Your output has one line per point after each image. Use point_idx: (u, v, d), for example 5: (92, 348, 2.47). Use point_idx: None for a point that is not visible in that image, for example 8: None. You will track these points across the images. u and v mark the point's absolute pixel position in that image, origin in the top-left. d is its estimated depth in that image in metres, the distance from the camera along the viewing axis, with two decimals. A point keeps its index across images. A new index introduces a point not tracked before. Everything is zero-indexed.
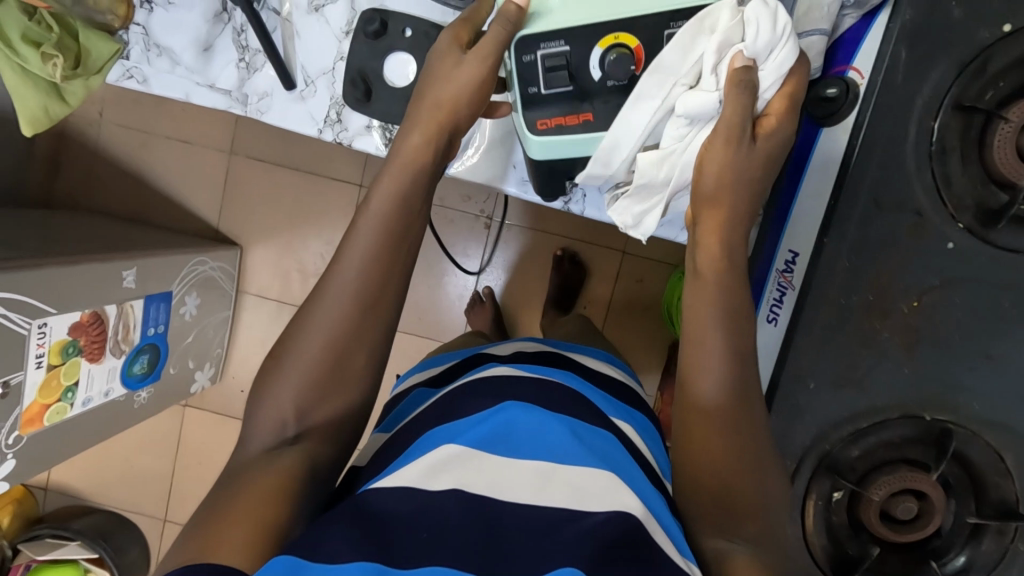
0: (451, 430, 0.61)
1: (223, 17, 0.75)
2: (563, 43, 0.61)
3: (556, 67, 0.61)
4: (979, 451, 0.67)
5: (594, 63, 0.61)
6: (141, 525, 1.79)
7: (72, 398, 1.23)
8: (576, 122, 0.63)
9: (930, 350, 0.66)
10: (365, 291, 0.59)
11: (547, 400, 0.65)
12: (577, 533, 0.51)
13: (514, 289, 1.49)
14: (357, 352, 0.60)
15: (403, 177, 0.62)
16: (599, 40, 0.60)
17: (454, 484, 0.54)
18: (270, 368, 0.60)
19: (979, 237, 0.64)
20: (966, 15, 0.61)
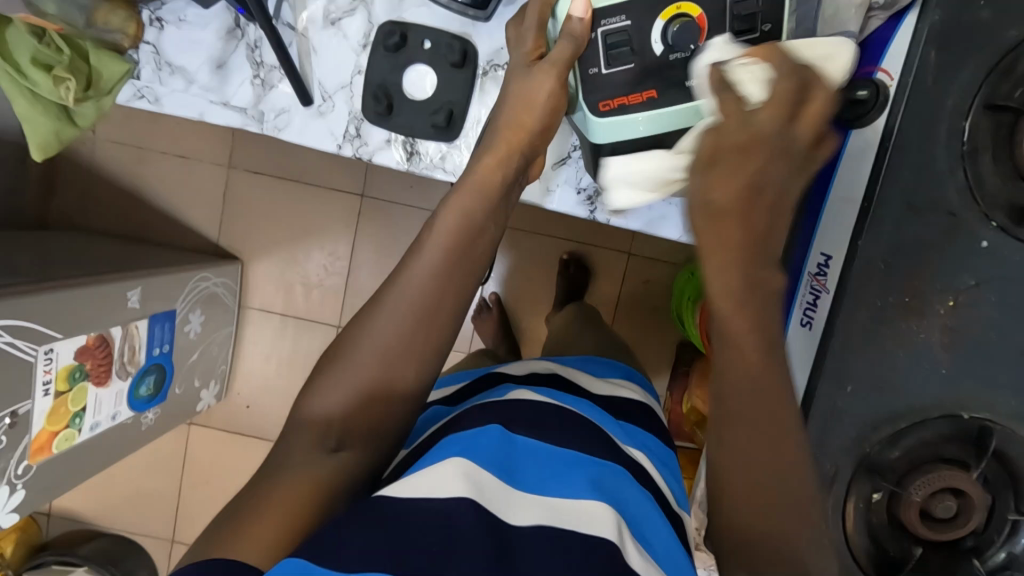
0: (458, 443, 0.59)
1: (237, 33, 0.74)
2: (624, 18, 0.60)
3: (617, 43, 0.61)
4: (1020, 449, 0.67)
5: (656, 37, 0.60)
6: (149, 547, 1.77)
7: (79, 424, 1.20)
8: (640, 100, 0.61)
9: (966, 349, 0.66)
10: (421, 307, 0.61)
11: (556, 429, 0.64)
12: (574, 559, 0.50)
13: (522, 295, 1.49)
14: (407, 364, 0.61)
15: (472, 195, 0.63)
16: (660, 11, 0.59)
17: (465, 493, 0.53)
18: (314, 392, 0.63)
19: (1013, 235, 0.63)
20: (992, 15, 0.61)
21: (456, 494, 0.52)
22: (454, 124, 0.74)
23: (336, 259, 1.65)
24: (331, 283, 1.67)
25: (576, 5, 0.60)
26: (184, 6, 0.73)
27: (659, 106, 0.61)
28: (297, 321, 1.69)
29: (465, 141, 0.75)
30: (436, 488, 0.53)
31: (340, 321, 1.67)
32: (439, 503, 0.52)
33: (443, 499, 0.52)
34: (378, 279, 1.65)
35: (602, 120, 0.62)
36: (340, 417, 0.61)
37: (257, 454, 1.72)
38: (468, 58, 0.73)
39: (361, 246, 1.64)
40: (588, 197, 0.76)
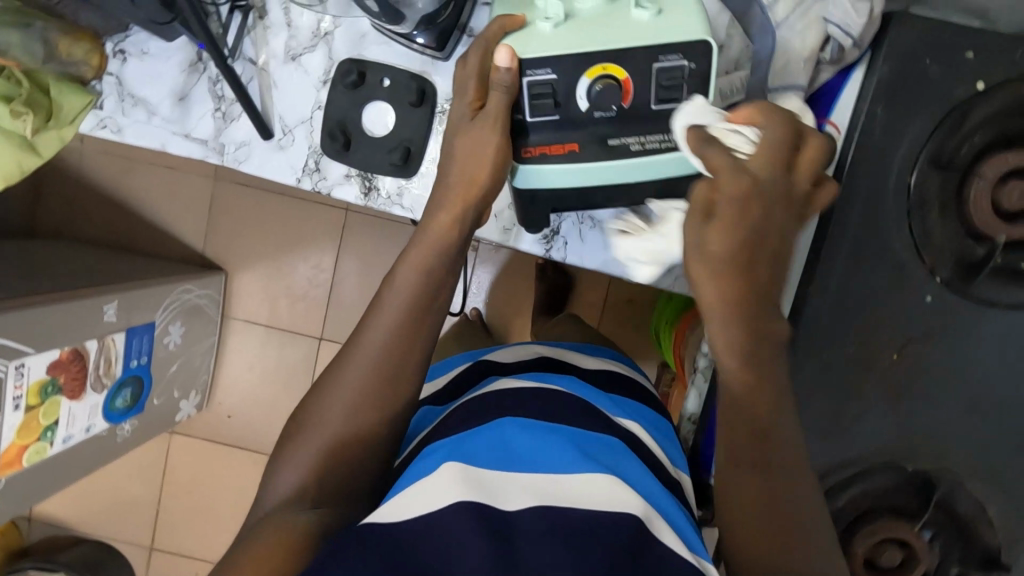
0: (442, 449, 0.56)
1: (199, 67, 0.75)
2: (551, 71, 0.60)
3: (541, 94, 0.61)
4: (967, 500, 0.67)
5: (580, 92, 0.60)
6: (128, 554, 1.69)
7: (51, 437, 1.14)
8: (562, 152, 0.62)
9: (911, 400, 0.66)
10: (387, 345, 0.60)
11: (549, 412, 0.61)
12: (593, 544, 0.47)
13: (512, 314, 1.39)
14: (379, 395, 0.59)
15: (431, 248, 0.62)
16: (587, 69, 0.60)
17: (459, 497, 0.49)
18: (289, 435, 0.60)
19: (957, 290, 0.64)
20: (939, 71, 0.61)
21: (449, 499, 0.49)
22: (411, 162, 0.74)
23: (321, 271, 1.57)
24: (315, 295, 1.58)
25: (500, 55, 0.59)
26: (147, 39, 0.74)
27: (580, 160, 0.62)
28: (281, 333, 1.60)
29: (423, 177, 0.76)
30: (430, 500, 0.50)
31: (322, 333, 1.58)
32: (433, 515, 0.49)
33: (438, 509, 0.49)
34: (362, 291, 1.56)
35: (526, 164, 0.63)
36: (322, 443, 0.58)
37: (237, 467, 1.63)
38: (426, 96, 0.73)
39: (345, 257, 1.55)
40: (545, 237, 0.76)
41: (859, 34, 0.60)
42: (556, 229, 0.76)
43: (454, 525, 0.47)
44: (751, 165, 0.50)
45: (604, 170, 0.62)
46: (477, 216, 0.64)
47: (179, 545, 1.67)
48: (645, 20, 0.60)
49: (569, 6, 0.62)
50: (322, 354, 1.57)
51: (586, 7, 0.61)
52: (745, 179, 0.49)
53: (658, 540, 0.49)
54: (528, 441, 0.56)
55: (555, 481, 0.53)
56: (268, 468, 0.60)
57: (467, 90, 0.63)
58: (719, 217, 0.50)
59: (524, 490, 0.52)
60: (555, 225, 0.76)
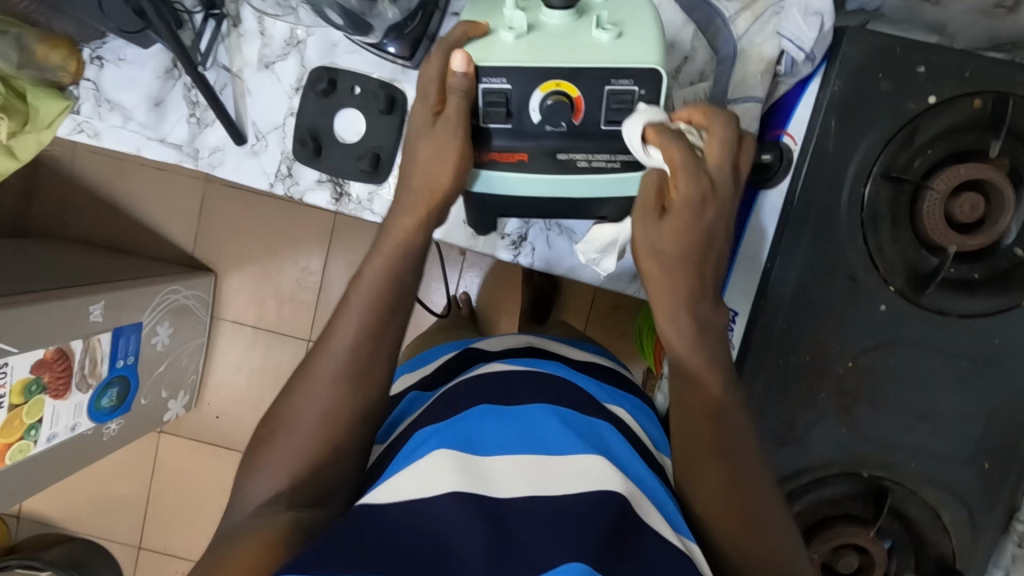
0: (439, 434, 0.56)
1: (174, 73, 0.76)
2: (505, 80, 0.60)
3: (494, 103, 0.61)
4: (918, 507, 0.69)
5: (533, 105, 0.60)
6: (117, 552, 1.70)
7: (35, 436, 1.15)
8: (511, 160, 0.63)
9: (866, 409, 0.68)
10: (369, 351, 0.59)
11: (538, 394, 0.61)
12: (582, 523, 0.47)
13: (497, 317, 1.39)
14: (356, 400, 0.58)
15: (393, 255, 0.62)
16: (542, 83, 0.60)
17: (453, 487, 0.49)
18: (261, 439, 0.59)
19: (911, 300, 0.65)
20: (893, 87, 0.62)
21: (441, 489, 0.49)
22: (381, 168, 0.76)
23: (310, 273, 1.57)
24: (304, 298, 1.58)
25: (455, 61, 0.59)
26: (123, 46, 0.76)
27: (526, 170, 0.62)
28: (269, 334, 1.60)
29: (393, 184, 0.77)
30: (425, 487, 0.49)
31: (310, 335, 1.58)
32: (428, 503, 0.48)
33: (431, 500, 0.48)
34: None
35: (483, 170, 0.63)
36: (302, 443, 0.57)
37: (226, 466, 1.63)
38: (396, 104, 0.75)
39: (334, 262, 1.55)
40: (513, 242, 0.78)
41: (811, 48, 0.61)
42: (524, 236, 0.77)
43: (446, 516, 0.47)
44: (709, 163, 0.57)
45: (549, 183, 0.62)
46: (441, 219, 0.65)
47: (167, 544, 1.68)
48: (604, 42, 0.60)
49: (535, 18, 0.62)
50: None
51: (551, 22, 0.62)
52: (704, 180, 0.55)
53: (642, 515, 0.50)
54: (511, 426, 0.56)
55: (547, 458, 0.53)
56: (241, 474, 0.58)
57: (427, 93, 0.61)
58: (670, 215, 0.56)
59: (512, 478, 0.51)
60: (522, 232, 0.77)
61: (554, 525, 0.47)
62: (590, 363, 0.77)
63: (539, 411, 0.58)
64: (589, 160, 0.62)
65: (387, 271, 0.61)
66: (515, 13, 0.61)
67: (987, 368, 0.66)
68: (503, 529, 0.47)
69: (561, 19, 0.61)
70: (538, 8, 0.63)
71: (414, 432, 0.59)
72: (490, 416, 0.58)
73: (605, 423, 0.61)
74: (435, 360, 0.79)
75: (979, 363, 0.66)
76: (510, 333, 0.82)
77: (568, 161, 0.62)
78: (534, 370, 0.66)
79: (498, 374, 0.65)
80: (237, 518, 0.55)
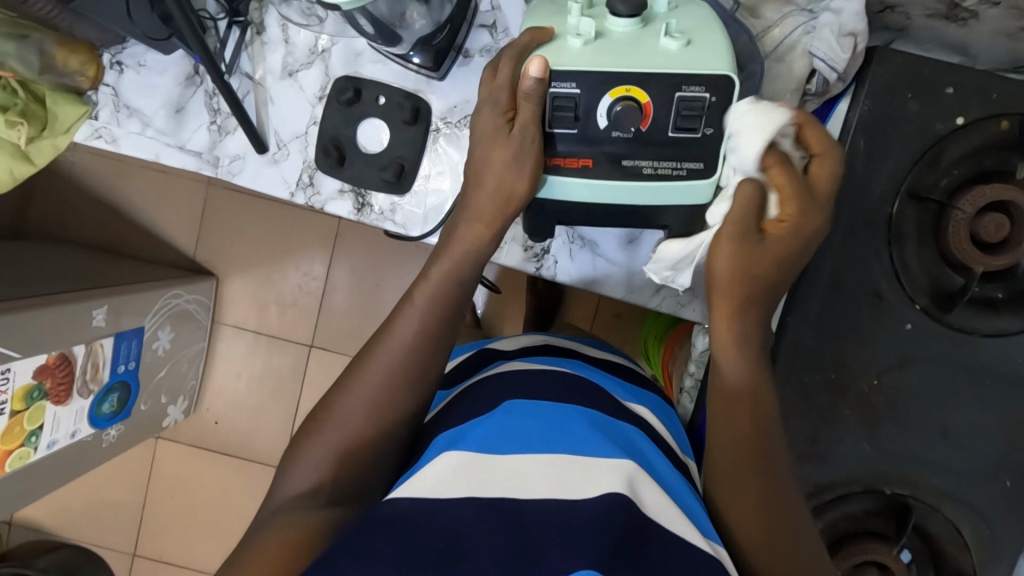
0: (457, 434, 0.56)
1: (195, 80, 0.76)
2: (574, 85, 0.58)
3: (562, 107, 0.59)
4: (939, 522, 0.69)
5: (601, 111, 0.58)
6: (110, 560, 1.66)
7: (35, 443, 1.12)
8: (575, 166, 0.61)
9: (888, 424, 0.69)
10: (401, 366, 0.58)
11: (559, 393, 0.60)
12: (596, 526, 0.46)
13: (503, 326, 1.38)
14: (386, 415, 0.57)
15: (438, 262, 0.62)
16: (610, 87, 0.58)
17: (468, 492, 0.49)
18: (308, 430, 0.58)
19: (935, 318, 0.66)
20: (920, 107, 0.64)
21: (460, 494, 0.49)
22: (404, 179, 0.75)
23: (312, 278, 1.55)
24: (306, 303, 1.56)
25: (533, 65, 0.56)
26: (144, 51, 0.75)
27: (590, 177, 0.61)
28: (270, 339, 1.58)
29: (415, 196, 0.76)
30: (437, 489, 0.50)
31: (313, 341, 1.56)
32: (443, 506, 0.48)
33: (446, 503, 0.48)
34: (353, 300, 1.54)
35: (550, 175, 0.61)
36: (332, 456, 0.56)
37: (225, 473, 1.61)
38: (420, 115, 0.74)
39: (337, 266, 1.53)
40: (534, 254, 0.78)
41: (843, 69, 0.62)
42: (545, 248, 0.77)
43: (471, 521, 0.47)
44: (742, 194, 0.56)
45: (614, 190, 0.61)
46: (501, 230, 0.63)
47: (162, 551, 1.65)
48: (672, 50, 0.58)
49: (601, 25, 0.60)
50: (311, 361, 1.56)
51: (617, 31, 0.59)
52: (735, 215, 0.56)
53: (658, 518, 0.49)
54: (531, 425, 0.55)
55: (568, 456, 0.52)
56: (282, 463, 0.58)
57: (499, 101, 0.60)
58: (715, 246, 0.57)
59: (528, 478, 0.50)
60: (544, 245, 0.77)
61: (571, 527, 0.46)
62: (615, 365, 0.76)
63: (562, 411, 0.57)
64: (656, 166, 0.60)
65: (444, 286, 0.61)
66: (583, 20, 0.59)
67: (1008, 385, 0.66)
68: (522, 535, 0.46)
69: (627, 28, 0.59)
70: (603, 15, 0.60)
71: (434, 437, 0.59)
72: (513, 412, 0.57)
73: (632, 426, 0.60)
74: (453, 359, 0.78)
75: (999, 380, 0.66)
76: (528, 333, 0.81)
77: (632, 168, 0.60)
78: (558, 370, 0.65)
79: (520, 372, 0.64)
80: (270, 507, 0.56)
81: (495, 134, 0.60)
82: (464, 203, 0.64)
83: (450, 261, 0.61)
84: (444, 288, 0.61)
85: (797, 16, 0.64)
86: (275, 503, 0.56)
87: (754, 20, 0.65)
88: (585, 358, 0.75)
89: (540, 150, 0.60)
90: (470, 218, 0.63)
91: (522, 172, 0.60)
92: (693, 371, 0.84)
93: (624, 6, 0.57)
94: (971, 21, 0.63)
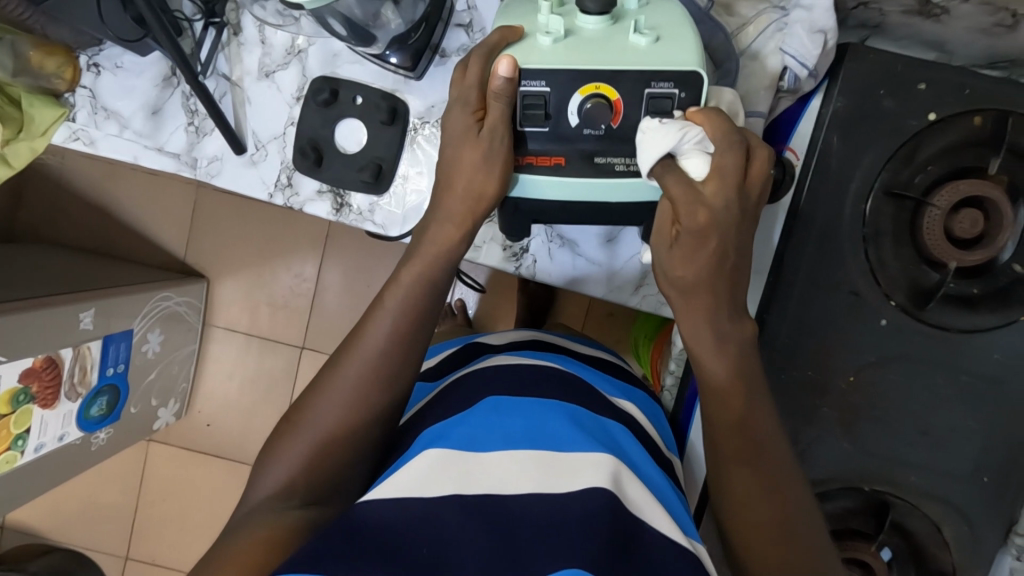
0: (436, 432, 0.56)
1: (172, 81, 0.75)
2: (545, 83, 0.58)
3: (533, 106, 0.59)
4: (918, 520, 0.69)
5: (572, 109, 0.58)
6: (103, 563, 1.66)
7: (22, 446, 1.12)
8: (547, 164, 0.61)
9: (866, 422, 0.69)
10: (376, 366, 0.58)
11: (541, 388, 0.60)
12: (578, 523, 0.46)
13: (494, 326, 1.38)
14: (361, 415, 0.57)
15: (414, 262, 0.62)
16: (581, 85, 0.58)
17: (452, 491, 0.49)
18: (283, 432, 0.58)
19: (912, 315, 0.66)
20: (894, 104, 0.64)
21: (442, 493, 0.49)
22: (382, 179, 0.75)
23: (302, 280, 1.54)
24: (297, 304, 1.55)
25: (501, 65, 0.56)
26: (121, 53, 0.75)
27: (563, 175, 0.60)
28: (261, 340, 1.57)
29: (394, 196, 0.76)
30: (422, 486, 0.50)
31: (304, 343, 1.56)
32: (428, 504, 0.48)
33: (429, 502, 0.48)
34: (344, 301, 1.54)
35: (521, 173, 0.62)
36: (307, 458, 0.56)
37: (217, 475, 1.60)
38: (398, 115, 0.74)
39: (328, 267, 1.53)
40: (513, 253, 0.78)
41: (814, 65, 0.62)
42: (525, 247, 0.77)
43: (451, 519, 0.47)
44: (705, 193, 0.54)
45: (587, 187, 0.60)
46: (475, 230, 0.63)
47: (154, 554, 1.65)
48: (642, 46, 0.58)
49: (571, 23, 0.60)
50: (303, 363, 1.56)
51: (587, 28, 0.59)
52: (701, 214, 0.53)
53: (641, 515, 0.49)
54: (514, 421, 0.55)
55: (550, 453, 0.52)
56: (256, 463, 0.58)
57: (468, 100, 0.60)
58: (679, 246, 0.56)
59: (508, 476, 0.50)
60: (523, 243, 0.77)
61: (553, 525, 0.46)
62: (600, 361, 0.76)
63: (546, 406, 0.57)
64: (628, 163, 0.60)
65: (418, 286, 0.61)
66: (552, 18, 0.58)
67: (986, 382, 0.66)
68: (508, 533, 0.46)
69: (597, 25, 0.59)
70: (573, 14, 0.60)
71: (419, 433, 0.59)
72: (496, 408, 0.57)
73: (615, 421, 0.60)
74: (438, 355, 0.78)
75: (976, 377, 0.66)
76: (513, 329, 0.81)
77: (605, 165, 0.60)
78: (545, 365, 0.65)
79: (503, 368, 0.63)
80: (244, 509, 0.55)
81: (468, 132, 0.60)
82: (436, 200, 0.64)
83: (426, 261, 0.61)
84: (419, 288, 0.61)
85: (770, 13, 0.63)
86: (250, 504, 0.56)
87: (730, 18, 0.65)
88: (570, 353, 0.75)
89: (509, 149, 0.60)
90: (445, 217, 0.62)
91: (490, 172, 0.60)
92: (674, 368, 0.84)
93: (593, 4, 0.57)
94: (944, 17, 0.63)
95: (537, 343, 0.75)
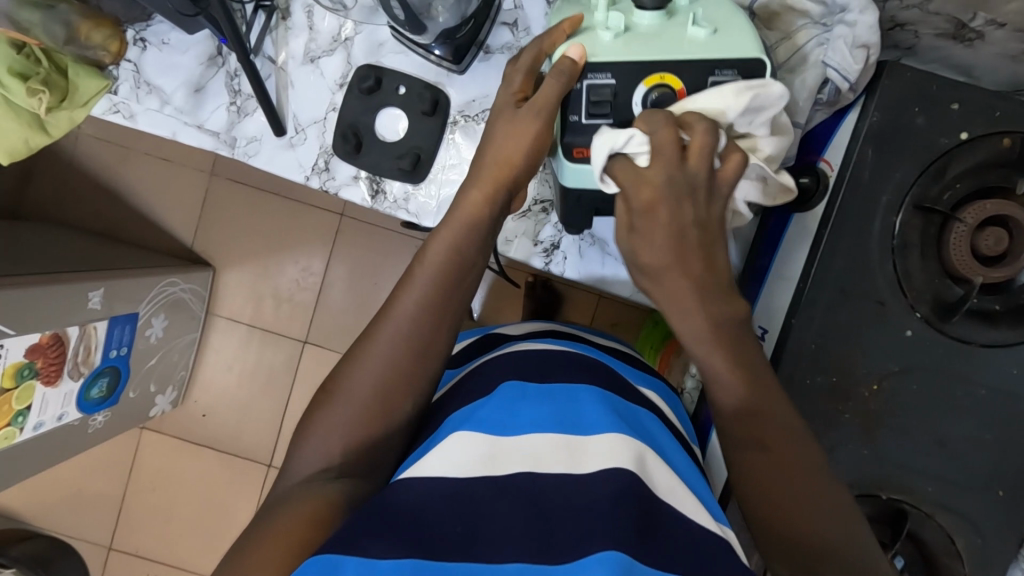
0: (472, 416, 0.55)
1: (218, 60, 0.77)
2: (610, 76, 0.59)
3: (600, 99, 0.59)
4: (932, 530, 0.70)
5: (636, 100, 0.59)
6: (85, 553, 1.62)
7: (22, 423, 1.09)
8: None
9: (886, 430, 0.70)
10: (415, 346, 0.58)
11: (571, 376, 0.60)
12: (608, 506, 0.46)
13: None
14: (400, 397, 0.58)
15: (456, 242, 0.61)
16: (644, 77, 0.59)
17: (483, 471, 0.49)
18: (324, 414, 0.58)
19: (935, 327, 0.68)
20: (927, 122, 0.66)
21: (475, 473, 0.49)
22: (419, 168, 0.76)
23: (309, 274, 1.54)
24: (302, 299, 1.55)
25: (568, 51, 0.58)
26: (168, 30, 0.76)
27: None
28: (263, 333, 1.56)
29: (430, 185, 0.77)
30: (458, 465, 0.50)
31: (307, 337, 1.55)
32: (463, 484, 0.48)
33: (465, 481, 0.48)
34: (350, 299, 1.54)
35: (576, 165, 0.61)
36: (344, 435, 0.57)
37: (209, 467, 1.58)
38: (439, 107, 0.76)
39: (335, 263, 1.53)
40: (545, 250, 0.79)
41: (855, 79, 0.65)
42: (556, 244, 0.78)
43: (485, 499, 0.47)
44: (653, 173, 0.55)
45: None
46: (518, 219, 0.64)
47: (140, 545, 1.61)
48: (701, 38, 0.59)
49: (629, 19, 0.62)
50: (305, 358, 1.55)
51: (643, 24, 0.61)
52: (645, 188, 0.55)
53: (671, 503, 0.50)
54: (543, 408, 0.55)
55: (581, 438, 0.52)
56: (295, 447, 0.58)
57: (511, 82, 0.63)
58: (636, 232, 0.57)
59: (540, 458, 0.50)
60: (553, 240, 0.78)
61: (586, 509, 0.46)
62: (624, 353, 0.77)
63: (576, 396, 0.57)
64: None
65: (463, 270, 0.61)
66: (611, 14, 0.60)
67: (1003, 396, 0.68)
68: (545, 518, 0.46)
69: (652, 20, 0.61)
70: (630, 9, 0.62)
71: (445, 417, 0.58)
72: (522, 395, 0.56)
73: (646, 410, 0.61)
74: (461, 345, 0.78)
75: (992, 390, 0.68)
76: (536, 321, 0.81)
77: None
78: (570, 353, 0.65)
79: (534, 355, 0.64)
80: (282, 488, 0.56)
81: (521, 121, 0.61)
82: None
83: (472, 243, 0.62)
84: (462, 269, 0.60)
85: (811, 29, 0.67)
86: (286, 482, 0.56)
87: (769, 31, 0.69)
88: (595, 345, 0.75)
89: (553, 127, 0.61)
90: (498, 207, 0.62)
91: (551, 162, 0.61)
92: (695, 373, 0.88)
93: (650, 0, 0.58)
94: (977, 41, 0.66)
95: (563, 334, 0.76)
